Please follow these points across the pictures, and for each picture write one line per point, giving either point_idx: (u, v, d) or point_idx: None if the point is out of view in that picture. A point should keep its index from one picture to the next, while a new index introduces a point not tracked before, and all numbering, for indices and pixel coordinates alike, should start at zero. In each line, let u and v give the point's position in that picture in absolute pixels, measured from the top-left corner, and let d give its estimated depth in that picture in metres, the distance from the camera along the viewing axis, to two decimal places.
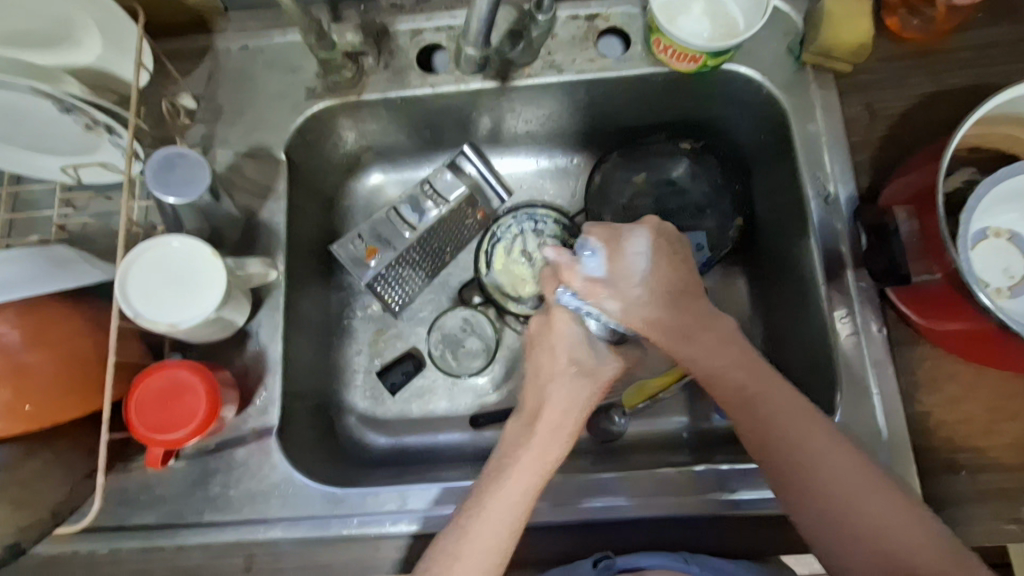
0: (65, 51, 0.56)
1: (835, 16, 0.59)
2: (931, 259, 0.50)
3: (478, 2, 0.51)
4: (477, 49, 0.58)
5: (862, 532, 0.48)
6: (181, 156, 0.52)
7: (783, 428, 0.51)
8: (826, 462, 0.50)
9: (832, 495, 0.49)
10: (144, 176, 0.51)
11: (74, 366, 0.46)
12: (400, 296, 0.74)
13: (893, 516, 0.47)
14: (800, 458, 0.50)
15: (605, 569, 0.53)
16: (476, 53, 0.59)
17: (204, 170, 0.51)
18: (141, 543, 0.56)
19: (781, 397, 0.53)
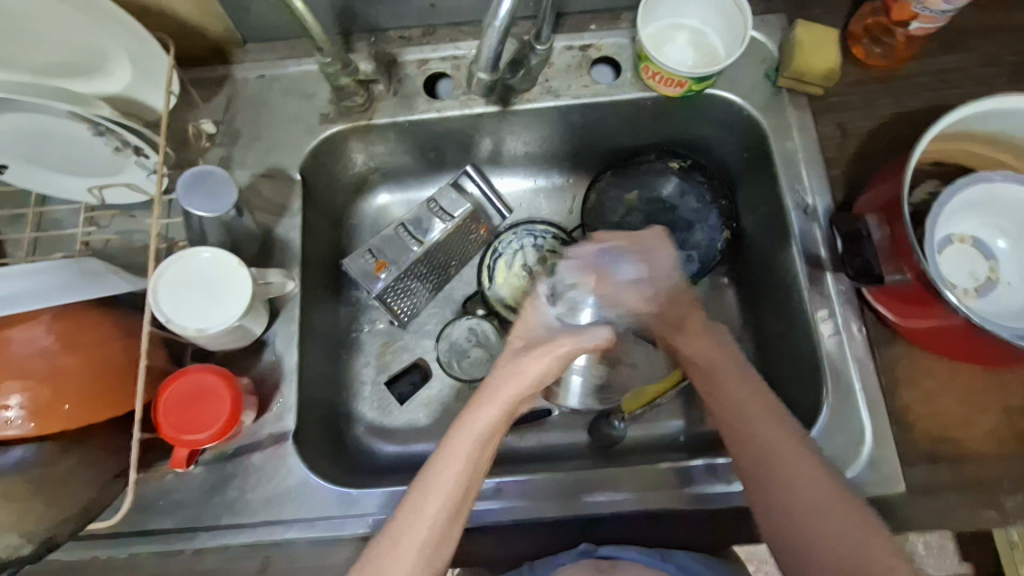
0: (96, 81, 0.61)
1: (805, 46, 0.66)
2: (901, 261, 0.55)
3: (487, 34, 0.56)
4: (488, 74, 0.62)
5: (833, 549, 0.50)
6: (208, 174, 0.55)
7: (770, 446, 0.54)
8: (806, 484, 0.52)
9: (811, 503, 0.52)
10: (177, 191, 0.55)
11: (107, 368, 0.49)
12: (407, 307, 0.77)
13: (860, 534, 0.50)
14: (785, 477, 0.53)
15: (583, 553, 0.59)
16: (487, 77, 0.62)
17: (231, 187, 0.55)
18: (160, 547, 0.58)
19: (765, 427, 0.55)
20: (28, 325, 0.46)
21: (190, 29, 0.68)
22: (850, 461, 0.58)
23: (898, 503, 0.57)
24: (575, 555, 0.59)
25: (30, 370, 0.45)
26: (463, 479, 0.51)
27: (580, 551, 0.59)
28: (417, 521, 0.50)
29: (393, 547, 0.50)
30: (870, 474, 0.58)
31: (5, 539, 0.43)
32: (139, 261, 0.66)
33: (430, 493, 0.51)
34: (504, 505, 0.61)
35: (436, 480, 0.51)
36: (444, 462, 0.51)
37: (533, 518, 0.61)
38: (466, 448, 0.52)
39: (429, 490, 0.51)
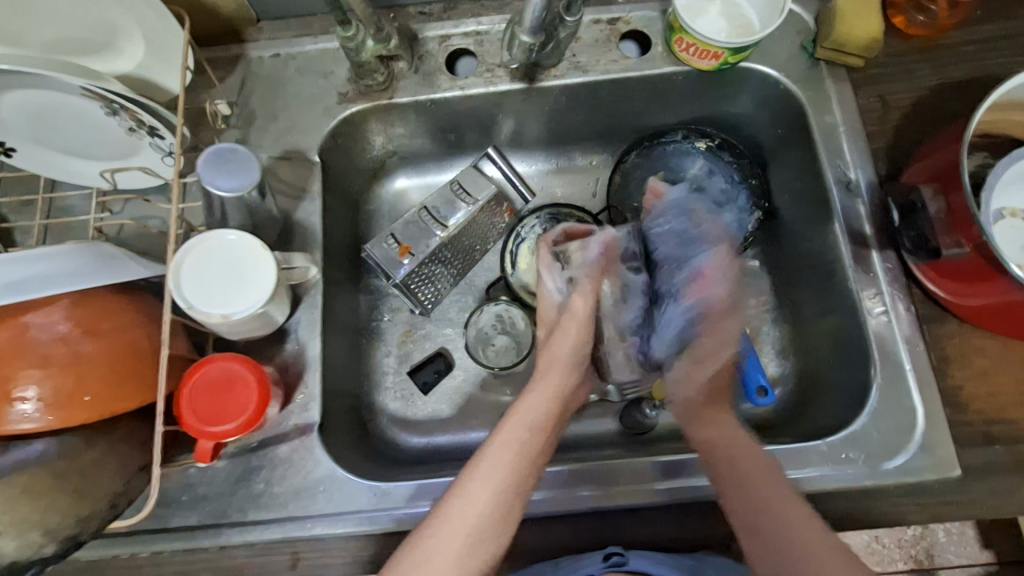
0: (111, 58, 0.58)
1: (845, 15, 0.63)
2: (959, 232, 0.52)
3: None
4: (530, 37, 0.61)
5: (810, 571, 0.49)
6: (232, 152, 0.52)
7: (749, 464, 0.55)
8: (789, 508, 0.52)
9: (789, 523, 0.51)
10: (196, 171, 0.52)
11: (129, 356, 0.46)
12: (431, 294, 0.75)
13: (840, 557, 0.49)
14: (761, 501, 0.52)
15: (614, 565, 0.55)
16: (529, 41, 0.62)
17: (256, 167, 0.52)
18: (184, 545, 0.55)
19: (740, 446, 0.57)
20: (47, 310, 0.44)
21: (203, 5, 0.65)
22: (901, 444, 0.56)
23: (951, 487, 0.55)
24: (606, 566, 0.54)
25: (53, 357, 0.43)
26: (516, 467, 0.53)
27: (612, 561, 0.55)
28: (449, 530, 0.49)
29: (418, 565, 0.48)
30: (924, 457, 0.55)
31: (26, 537, 0.40)
32: (155, 248, 0.64)
33: (463, 502, 0.50)
34: (542, 497, 0.58)
35: (478, 483, 0.51)
36: (487, 455, 0.53)
37: (572, 509, 0.58)
38: (516, 436, 0.55)
39: (464, 495, 0.51)
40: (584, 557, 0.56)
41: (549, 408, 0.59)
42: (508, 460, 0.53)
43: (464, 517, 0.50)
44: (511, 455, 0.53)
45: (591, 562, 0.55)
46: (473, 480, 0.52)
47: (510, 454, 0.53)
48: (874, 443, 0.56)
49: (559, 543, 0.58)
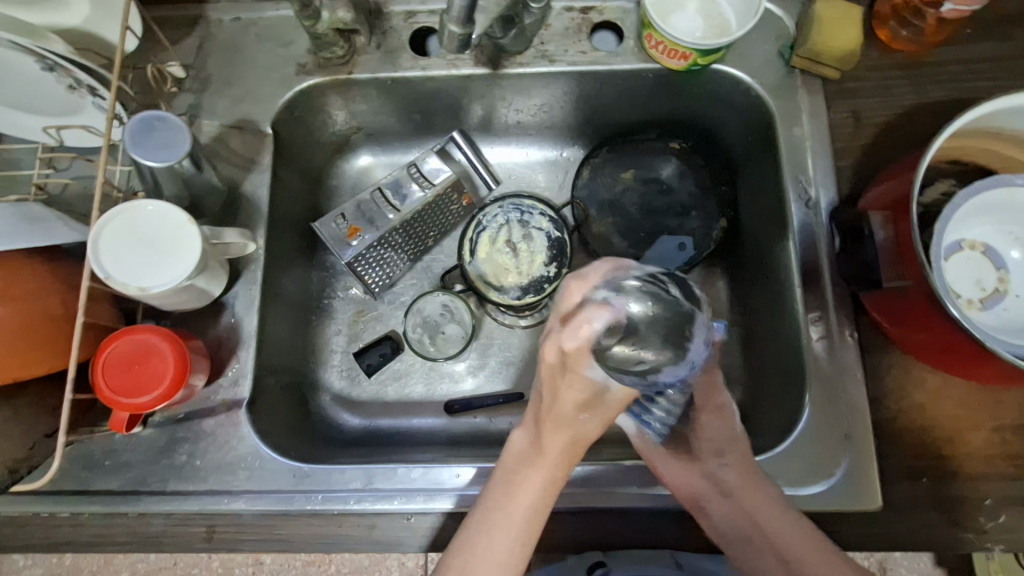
0: (50, 11, 0.56)
1: (824, 24, 0.60)
2: (904, 266, 0.51)
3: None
4: (461, 27, 0.55)
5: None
6: (160, 120, 0.51)
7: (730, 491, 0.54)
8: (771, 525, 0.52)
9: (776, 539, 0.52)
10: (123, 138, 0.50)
11: (40, 322, 0.46)
12: (380, 278, 0.72)
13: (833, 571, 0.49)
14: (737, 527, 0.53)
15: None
16: (460, 31, 0.56)
17: (184, 135, 0.51)
18: (103, 508, 0.55)
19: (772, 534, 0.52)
20: None
21: None
22: (823, 470, 0.56)
23: (870, 520, 0.55)
24: None
25: None
26: (543, 496, 0.51)
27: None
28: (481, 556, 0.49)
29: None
30: (846, 487, 0.55)
31: None
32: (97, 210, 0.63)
33: (485, 545, 0.49)
34: None
35: (498, 521, 0.50)
36: (508, 488, 0.51)
37: None
38: (534, 465, 0.52)
39: (487, 530, 0.49)
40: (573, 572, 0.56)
41: (569, 447, 0.53)
42: (534, 490, 0.51)
43: (482, 558, 0.49)
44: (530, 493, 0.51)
45: None
46: (492, 518, 0.50)
47: (534, 487, 0.51)
48: (797, 470, 0.56)
49: None
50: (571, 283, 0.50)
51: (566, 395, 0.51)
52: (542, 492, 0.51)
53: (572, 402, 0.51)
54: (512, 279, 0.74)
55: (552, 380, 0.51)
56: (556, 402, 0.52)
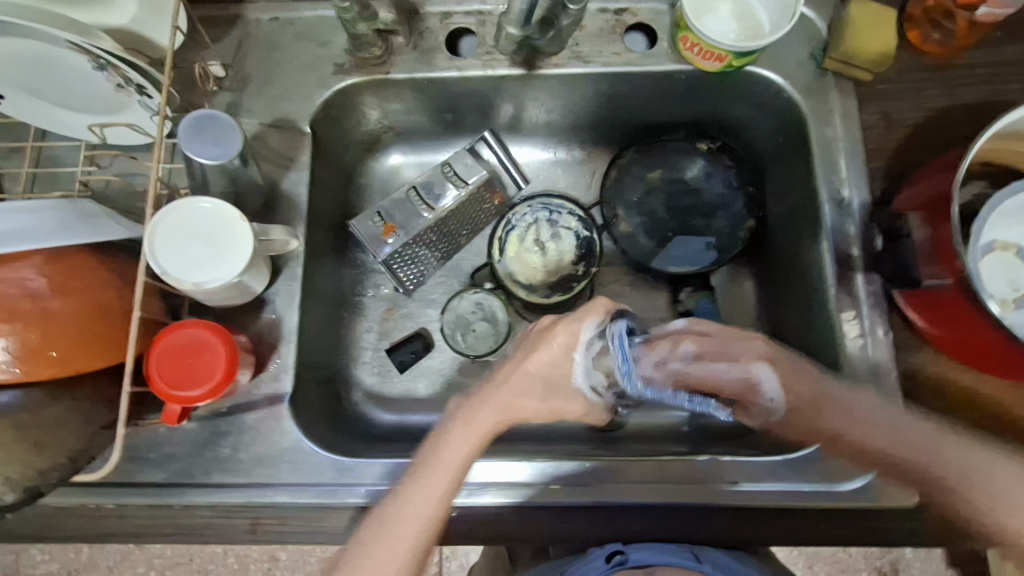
0: (101, 11, 0.57)
1: (858, 26, 0.61)
2: (941, 264, 0.52)
3: None
4: (519, 28, 0.61)
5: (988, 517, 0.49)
6: (212, 119, 0.52)
7: (872, 438, 0.54)
8: (931, 474, 0.51)
9: (952, 469, 0.51)
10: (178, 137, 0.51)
11: (99, 314, 0.47)
12: (414, 274, 0.74)
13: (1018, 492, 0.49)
14: (907, 469, 0.52)
15: (617, 565, 0.55)
16: (517, 32, 0.62)
17: (236, 134, 0.52)
18: (148, 500, 0.56)
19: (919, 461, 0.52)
20: (20, 264, 0.44)
21: None
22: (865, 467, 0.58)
23: None
24: (609, 568, 0.55)
25: (20, 309, 0.43)
26: (461, 460, 0.52)
27: (615, 561, 0.56)
28: (393, 525, 0.49)
29: (361, 554, 0.49)
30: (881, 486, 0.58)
31: None
32: (138, 206, 0.64)
33: (397, 514, 0.50)
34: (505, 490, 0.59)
35: (429, 478, 0.51)
36: (443, 453, 0.52)
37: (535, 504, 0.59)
38: (473, 427, 0.53)
39: (400, 504, 0.50)
40: (587, 558, 0.57)
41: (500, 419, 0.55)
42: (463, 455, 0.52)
43: (391, 530, 0.49)
44: (454, 459, 0.52)
45: (594, 564, 0.56)
46: (412, 482, 0.51)
47: (463, 454, 0.52)
48: (835, 467, 0.59)
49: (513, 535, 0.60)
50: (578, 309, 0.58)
51: (539, 364, 0.56)
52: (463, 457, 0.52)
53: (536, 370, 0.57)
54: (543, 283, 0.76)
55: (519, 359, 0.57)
56: (517, 374, 0.57)
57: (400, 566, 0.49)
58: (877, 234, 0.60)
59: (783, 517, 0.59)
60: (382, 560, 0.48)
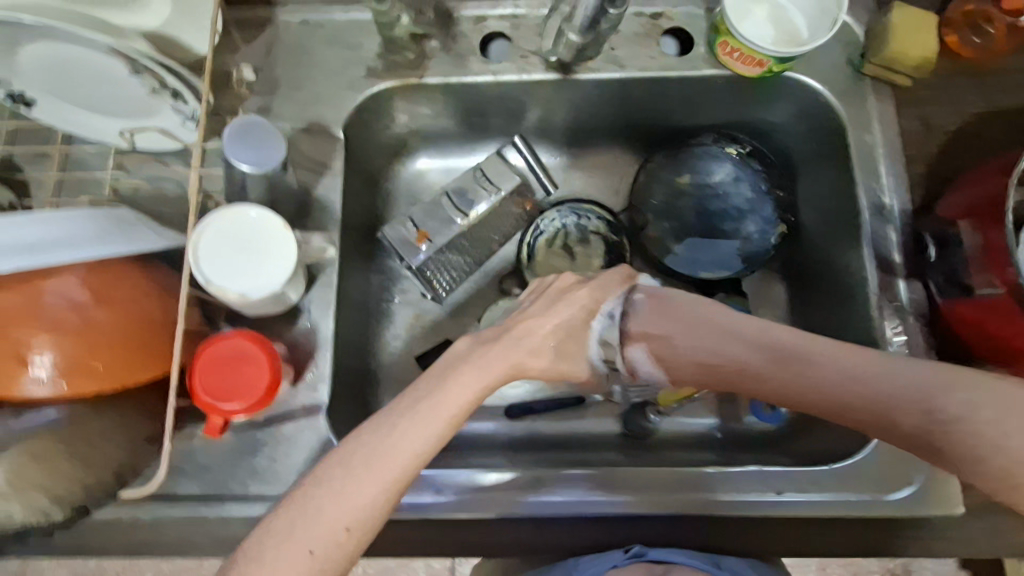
0: (133, 13, 0.56)
1: (899, 32, 0.61)
2: (994, 271, 0.52)
3: None
4: (580, 36, 0.63)
5: (981, 441, 0.39)
6: (257, 125, 0.51)
7: (837, 392, 0.46)
8: (861, 408, 0.45)
9: (932, 398, 0.41)
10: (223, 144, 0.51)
11: (144, 326, 0.45)
12: (446, 282, 0.74)
13: (978, 393, 0.40)
14: (887, 428, 0.44)
15: (635, 556, 0.57)
16: (577, 39, 0.63)
17: (281, 141, 0.51)
18: (185, 513, 0.55)
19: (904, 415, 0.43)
20: (62, 275, 0.43)
21: None
22: (909, 476, 0.58)
23: None
24: (626, 558, 0.57)
25: (64, 322, 0.42)
26: (467, 396, 0.48)
27: (632, 553, 0.57)
28: (384, 442, 0.44)
29: (342, 469, 0.43)
30: (926, 494, 0.58)
31: (35, 503, 0.41)
32: (168, 212, 0.63)
33: (387, 430, 0.44)
34: (545, 499, 0.59)
35: (422, 413, 0.46)
36: (441, 390, 0.47)
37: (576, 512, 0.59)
38: (477, 373, 0.49)
39: (397, 418, 0.45)
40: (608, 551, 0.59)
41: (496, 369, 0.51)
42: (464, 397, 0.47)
43: (380, 446, 0.44)
44: (457, 391, 0.48)
45: (613, 554, 0.58)
46: (407, 402, 0.46)
47: (462, 396, 0.47)
48: (879, 477, 0.58)
49: (556, 547, 0.59)
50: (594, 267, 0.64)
51: (543, 326, 0.56)
52: (470, 391, 0.48)
53: (545, 332, 0.55)
54: (572, 261, 0.75)
55: (533, 313, 0.57)
56: (531, 332, 0.55)
57: (372, 500, 0.43)
58: (928, 242, 0.59)
59: (828, 526, 0.58)
60: (353, 493, 0.43)
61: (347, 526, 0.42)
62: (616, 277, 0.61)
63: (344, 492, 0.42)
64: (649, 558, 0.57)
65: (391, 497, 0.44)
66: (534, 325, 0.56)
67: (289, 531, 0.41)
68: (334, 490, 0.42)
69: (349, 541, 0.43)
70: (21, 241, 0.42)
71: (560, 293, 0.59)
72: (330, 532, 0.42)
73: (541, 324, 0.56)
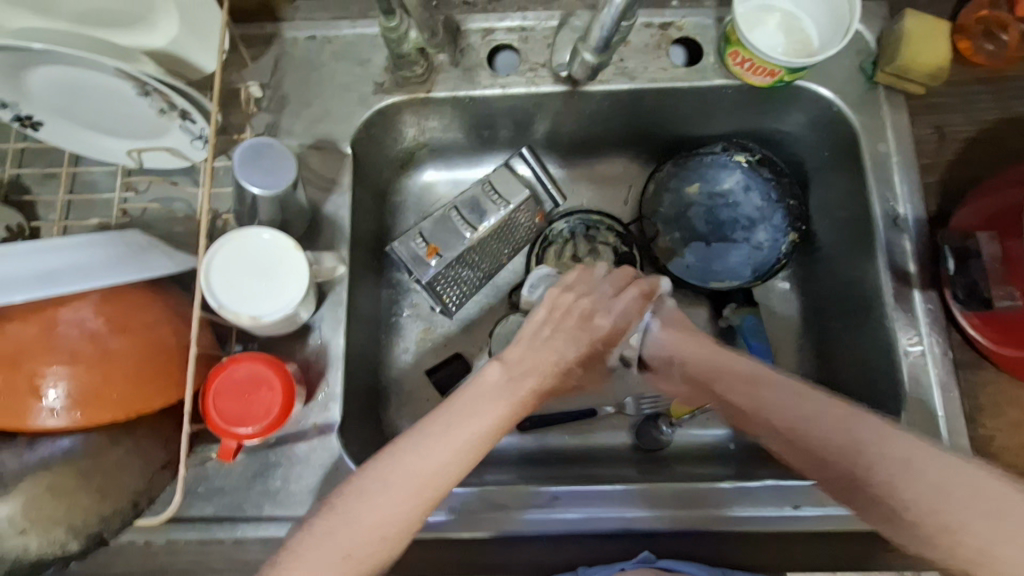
0: (142, 34, 0.56)
1: (913, 39, 0.60)
2: (1013, 284, 0.51)
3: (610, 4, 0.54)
4: (594, 56, 0.60)
5: (930, 521, 0.38)
6: (269, 148, 0.51)
7: (798, 436, 0.45)
8: (825, 463, 0.43)
9: (864, 456, 0.41)
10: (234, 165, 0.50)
11: (158, 353, 0.45)
12: (456, 297, 0.73)
13: (919, 461, 0.39)
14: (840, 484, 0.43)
15: (642, 561, 0.59)
16: (592, 58, 0.60)
17: (292, 165, 0.51)
18: (199, 536, 0.55)
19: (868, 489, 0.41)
20: (77, 304, 0.43)
21: None
22: None
23: None
24: (636, 564, 0.59)
25: (79, 352, 0.42)
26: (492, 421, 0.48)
27: (641, 558, 0.59)
28: (417, 458, 0.44)
29: (377, 481, 0.44)
30: None
31: (51, 534, 0.41)
32: (177, 232, 0.62)
33: (421, 446, 0.45)
34: (561, 516, 0.59)
35: (451, 433, 0.46)
36: (466, 408, 0.48)
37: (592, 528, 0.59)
38: (497, 402, 0.48)
39: (432, 435, 0.46)
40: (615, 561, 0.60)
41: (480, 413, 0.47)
42: (486, 421, 0.47)
43: (414, 462, 0.44)
44: (485, 414, 0.48)
45: (623, 562, 0.59)
46: (441, 420, 0.47)
47: (484, 420, 0.47)
48: None
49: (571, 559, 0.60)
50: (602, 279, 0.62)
51: (529, 355, 0.53)
52: (496, 416, 0.48)
53: (530, 361, 0.53)
54: (582, 262, 0.73)
55: (535, 343, 0.54)
56: (520, 357, 0.52)
57: (404, 514, 0.43)
58: (946, 258, 0.57)
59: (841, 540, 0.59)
60: (387, 502, 0.43)
61: (381, 536, 0.43)
62: (628, 304, 0.60)
63: (379, 504, 0.43)
64: (657, 566, 0.58)
65: (422, 509, 0.44)
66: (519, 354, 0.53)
67: (325, 536, 0.43)
68: (369, 502, 0.43)
69: (382, 549, 0.43)
70: (33, 270, 0.41)
71: (579, 323, 0.57)
72: (362, 542, 0.42)
73: (534, 348, 0.54)
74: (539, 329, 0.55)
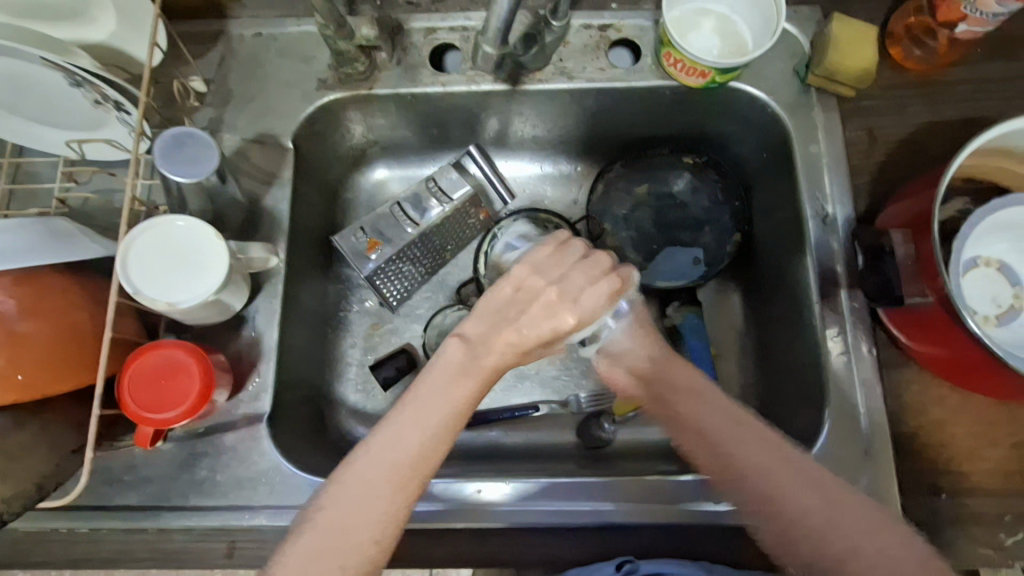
0: (78, 28, 0.57)
1: (841, 44, 0.61)
2: (925, 283, 0.52)
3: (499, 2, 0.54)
4: (495, 48, 0.60)
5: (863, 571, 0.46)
6: (204, 149, 0.53)
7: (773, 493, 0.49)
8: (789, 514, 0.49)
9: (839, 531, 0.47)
10: (169, 132, 0.53)
11: (71, 339, 0.46)
12: (398, 291, 0.73)
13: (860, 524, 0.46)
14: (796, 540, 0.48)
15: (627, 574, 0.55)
16: (493, 51, 0.60)
17: (205, 172, 0.53)
18: (122, 525, 0.55)
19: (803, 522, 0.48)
20: None
21: None
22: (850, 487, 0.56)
23: None
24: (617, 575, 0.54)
25: None
26: (455, 406, 0.48)
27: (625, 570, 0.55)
28: (394, 452, 0.46)
29: (367, 484, 0.45)
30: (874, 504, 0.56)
31: None
32: (116, 223, 0.63)
33: (399, 439, 0.46)
34: (490, 509, 0.59)
35: (419, 423, 0.47)
36: (418, 395, 0.48)
37: (517, 523, 0.59)
38: (463, 382, 0.49)
39: (402, 426, 0.47)
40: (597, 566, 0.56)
41: (455, 401, 0.48)
42: (446, 405, 0.47)
43: (393, 456, 0.45)
44: (446, 402, 0.48)
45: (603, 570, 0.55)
46: (408, 409, 0.47)
47: (442, 404, 0.47)
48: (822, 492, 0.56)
49: (517, 560, 0.59)
50: (574, 266, 0.54)
51: (504, 336, 0.51)
52: (457, 404, 0.48)
53: (506, 345, 0.51)
54: None
55: (502, 321, 0.51)
56: (495, 341, 0.51)
57: (392, 512, 0.44)
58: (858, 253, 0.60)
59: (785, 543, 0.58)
60: (367, 509, 0.44)
61: (376, 538, 0.44)
62: (602, 297, 0.54)
63: (367, 507, 0.44)
64: None
65: (402, 506, 0.45)
66: (481, 337, 0.51)
67: (318, 546, 0.43)
68: (356, 509, 0.44)
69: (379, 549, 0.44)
70: None
71: (544, 311, 0.52)
72: (359, 546, 0.43)
73: (490, 325, 0.51)
74: (503, 307, 0.52)
